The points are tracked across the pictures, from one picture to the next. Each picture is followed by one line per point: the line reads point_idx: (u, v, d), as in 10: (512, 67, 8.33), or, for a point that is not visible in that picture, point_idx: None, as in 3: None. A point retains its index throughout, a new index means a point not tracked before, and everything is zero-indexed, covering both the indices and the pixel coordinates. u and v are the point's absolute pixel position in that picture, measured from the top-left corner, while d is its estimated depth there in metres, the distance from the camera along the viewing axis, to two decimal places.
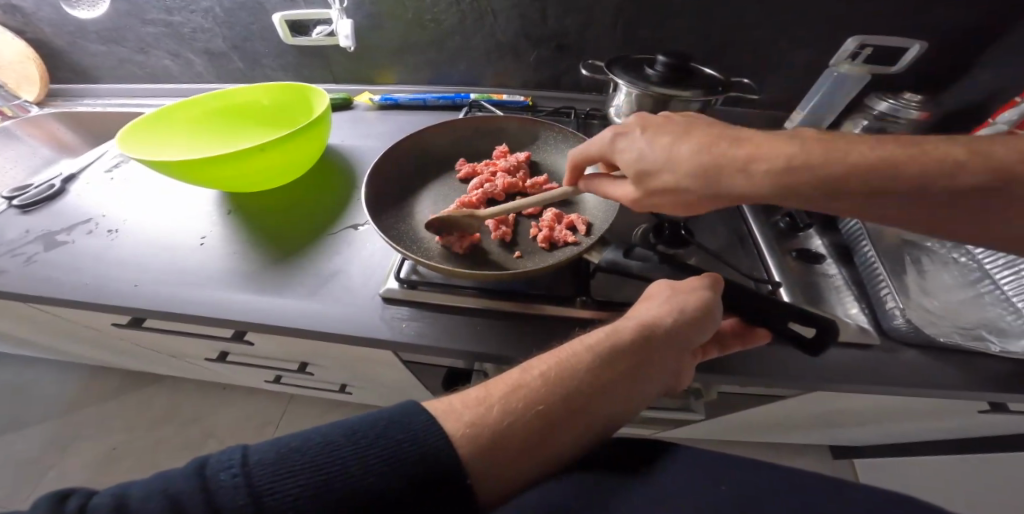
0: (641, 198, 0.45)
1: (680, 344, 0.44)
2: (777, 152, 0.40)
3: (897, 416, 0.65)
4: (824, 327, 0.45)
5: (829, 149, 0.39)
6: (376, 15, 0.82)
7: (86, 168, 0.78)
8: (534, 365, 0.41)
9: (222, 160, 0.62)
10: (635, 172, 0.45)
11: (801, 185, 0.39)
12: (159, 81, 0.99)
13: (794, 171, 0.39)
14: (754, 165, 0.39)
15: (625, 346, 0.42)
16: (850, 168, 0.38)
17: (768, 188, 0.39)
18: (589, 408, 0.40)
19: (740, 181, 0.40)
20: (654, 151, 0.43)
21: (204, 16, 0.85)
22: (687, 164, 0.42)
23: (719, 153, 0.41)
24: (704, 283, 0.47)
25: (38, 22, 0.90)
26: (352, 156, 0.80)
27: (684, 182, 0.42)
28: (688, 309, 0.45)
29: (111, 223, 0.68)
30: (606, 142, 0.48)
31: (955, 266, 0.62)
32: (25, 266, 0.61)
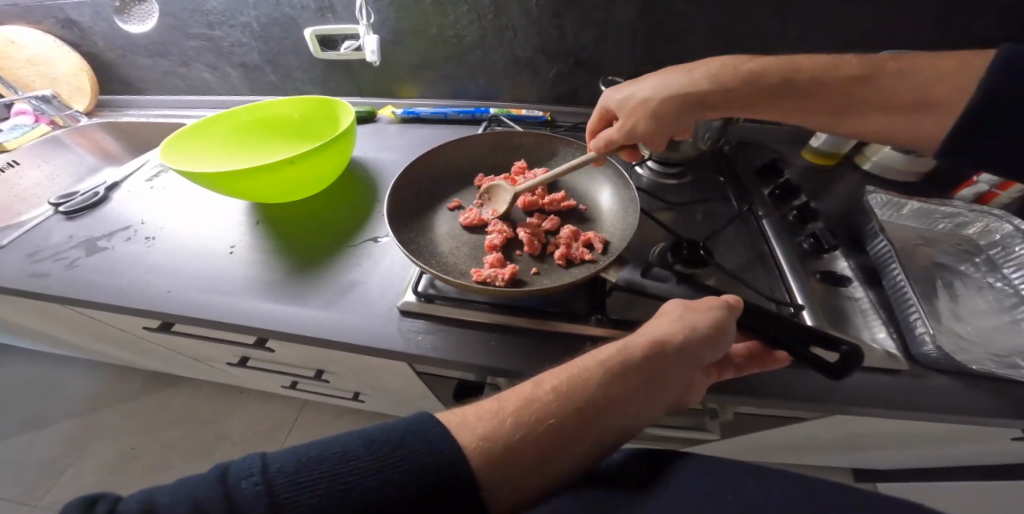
0: (623, 124, 0.58)
1: (695, 361, 0.43)
2: (733, 65, 0.50)
3: (922, 442, 0.62)
4: (849, 352, 0.43)
5: (751, 60, 0.50)
6: (402, 31, 0.84)
7: (128, 177, 0.83)
8: (547, 379, 0.41)
9: (254, 173, 0.64)
10: (621, 104, 0.58)
11: (731, 86, 0.50)
12: (198, 92, 1.04)
13: (725, 74, 0.50)
14: (697, 73, 0.52)
15: (637, 363, 0.42)
16: (764, 66, 0.48)
17: (706, 87, 0.51)
18: (600, 421, 0.39)
19: (683, 84, 0.52)
20: (631, 88, 0.58)
21: (241, 31, 0.89)
22: (652, 84, 0.55)
23: (673, 77, 0.54)
24: (719, 304, 0.46)
25: (93, 36, 0.96)
26: (374, 169, 0.82)
27: (648, 95, 0.55)
28: (703, 327, 0.44)
29: (148, 230, 0.71)
30: (602, 100, 0.62)
31: (989, 290, 0.59)
32: (68, 270, 0.64)
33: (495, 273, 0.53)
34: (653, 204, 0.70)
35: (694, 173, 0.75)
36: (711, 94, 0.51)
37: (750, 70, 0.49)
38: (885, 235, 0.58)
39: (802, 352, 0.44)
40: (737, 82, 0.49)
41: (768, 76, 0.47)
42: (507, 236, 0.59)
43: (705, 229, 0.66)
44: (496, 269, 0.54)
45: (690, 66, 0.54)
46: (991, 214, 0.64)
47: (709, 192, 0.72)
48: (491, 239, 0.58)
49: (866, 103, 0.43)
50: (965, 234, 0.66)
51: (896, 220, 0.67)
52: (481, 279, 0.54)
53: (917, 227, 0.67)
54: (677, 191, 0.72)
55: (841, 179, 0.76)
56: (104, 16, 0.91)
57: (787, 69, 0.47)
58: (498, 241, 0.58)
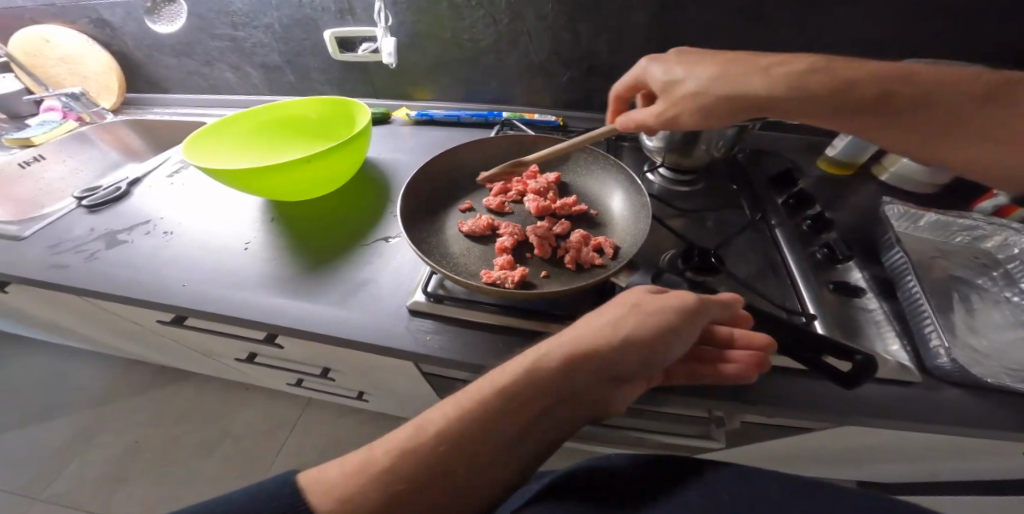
0: (663, 110, 0.55)
1: (611, 370, 0.40)
2: (812, 71, 0.47)
3: (932, 456, 0.61)
4: (863, 361, 0.43)
5: (838, 62, 0.47)
6: (419, 34, 0.85)
7: (150, 173, 0.85)
8: (450, 405, 0.39)
9: (271, 171, 0.66)
10: (663, 86, 0.56)
11: (816, 88, 0.46)
12: (219, 92, 1.06)
13: (811, 73, 0.47)
14: (777, 69, 0.49)
15: (544, 377, 0.39)
16: (864, 74, 0.45)
17: (785, 89, 0.48)
18: (537, 422, 0.39)
19: (756, 80, 0.49)
20: (679, 70, 0.54)
21: (263, 32, 0.91)
22: (710, 73, 0.52)
23: (737, 69, 0.50)
24: (679, 298, 0.43)
25: (123, 36, 0.98)
26: (388, 170, 0.83)
27: (706, 88, 0.51)
28: (619, 334, 0.40)
29: (167, 225, 0.72)
30: (640, 68, 0.60)
31: (1006, 304, 0.58)
32: (89, 262, 0.66)
33: (504, 275, 0.53)
34: (664, 211, 0.70)
35: (706, 181, 0.75)
36: (785, 99, 0.48)
37: (840, 80, 0.46)
38: (901, 246, 0.58)
39: (815, 358, 0.45)
40: (822, 85, 0.46)
41: (866, 83, 0.45)
42: (517, 239, 0.59)
43: (717, 237, 0.65)
44: (505, 271, 0.54)
45: (757, 58, 0.50)
46: (1009, 227, 0.63)
47: (721, 200, 0.71)
48: (501, 242, 0.58)
49: (957, 127, 0.43)
50: (982, 248, 0.64)
51: (912, 233, 0.66)
52: (489, 281, 0.53)
53: (933, 239, 0.66)
54: (689, 198, 0.72)
55: (855, 189, 0.75)
56: (134, 17, 0.94)
57: (888, 78, 0.44)
58: (508, 244, 0.57)
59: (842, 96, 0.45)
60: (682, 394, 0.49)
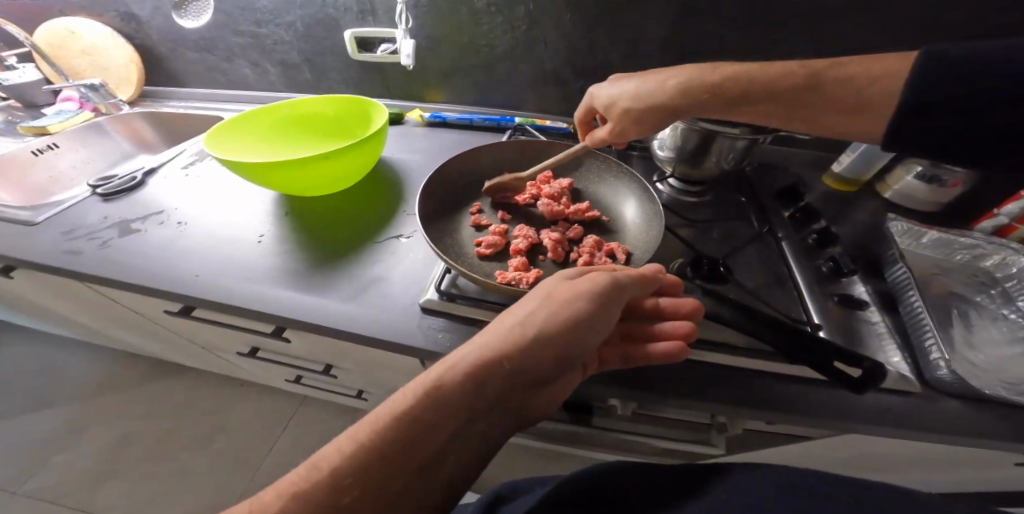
0: (613, 128, 0.61)
1: (538, 366, 0.40)
2: (706, 77, 0.54)
3: (924, 466, 0.62)
4: (870, 367, 0.47)
5: (716, 68, 0.54)
6: (438, 38, 0.86)
7: (164, 164, 0.85)
8: (365, 425, 0.35)
9: (287, 167, 0.67)
10: (606, 106, 0.62)
11: (699, 92, 0.54)
12: (235, 87, 1.08)
13: (693, 82, 0.54)
14: (672, 81, 0.55)
15: (469, 380, 0.37)
16: (728, 76, 0.53)
17: (687, 95, 0.55)
18: (464, 427, 0.37)
19: (662, 89, 0.56)
20: (614, 90, 0.61)
21: (285, 30, 0.93)
22: (634, 89, 0.58)
23: (652, 81, 0.57)
24: (591, 288, 0.42)
25: (148, 30, 0.99)
26: (401, 170, 0.84)
27: (631, 104, 0.58)
28: (545, 329, 0.40)
29: (180, 216, 0.73)
30: (590, 96, 0.65)
31: (1002, 321, 0.60)
32: (101, 249, 0.66)
33: (518, 278, 0.53)
34: (672, 219, 0.71)
35: (715, 193, 0.76)
36: (688, 104, 0.55)
37: (724, 75, 0.53)
38: (904, 262, 0.59)
39: (824, 362, 0.48)
40: (709, 88, 0.54)
41: (732, 82, 0.53)
42: (531, 242, 0.58)
43: (724, 247, 0.66)
44: (519, 273, 0.54)
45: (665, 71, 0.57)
46: (1008, 247, 0.64)
47: (730, 211, 0.72)
48: (517, 244, 0.57)
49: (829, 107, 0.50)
50: (981, 266, 0.65)
51: (914, 249, 0.67)
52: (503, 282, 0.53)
53: (935, 256, 0.67)
54: (697, 209, 0.73)
55: (857, 205, 0.77)
56: (161, 11, 0.95)
57: (762, 73, 0.52)
58: (523, 245, 0.57)
59: (738, 93, 0.53)
60: (689, 396, 0.50)
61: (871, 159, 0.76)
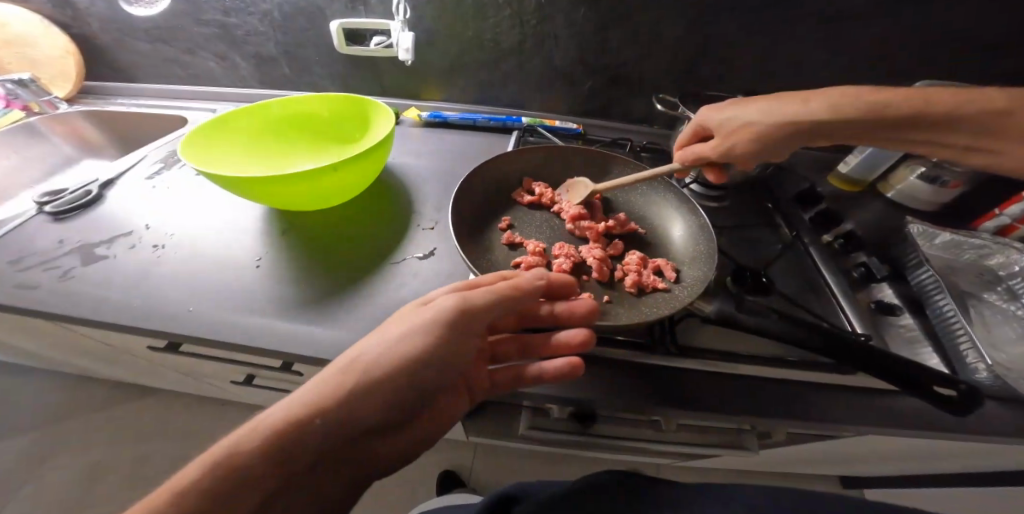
0: (728, 148, 0.57)
1: (395, 394, 0.37)
2: (847, 98, 0.51)
3: (940, 459, 0.64)
4: (966, 390, 0.46)
5: (867, 92, 0.50)
6: (438, 31, 0.80)
7: (124, 174, 0.74)
8: (181, 480, 0.30)
9: (290, 180, 0.59)
10: (721, 125, 0.58)
11: (860, 116, 0.50)
12: (197, 83, 0.96)
13: (847, 103, 0.50)
14: (815, 103, 0.52)
15: (314, 418, 0.33)
16: (891, 101, 0.49)
17: (827, 117, 0.51)
18: (308, 473, 0.33)
19: (799, 111, 0.52)
20: (736, 110, 0.56)
21: (259, 19, 0.83)
22: (765, 110, 0.54)
23: (789, 104, 0.53)
24: (443, 316, 0.39)
25: (89, 17, 0.86)
26: (406, 176, 0.77)
27: (760, 123, 0.54)
28: (399, 354, 0.37)
29: (155, 237, 0.63)
30: (698, 120, 0.61)
31: (1012, 318, 0.61)
32: (61, 281, 0.56)
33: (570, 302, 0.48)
34: None
35: (736, 197, 0.75)
36: (829, 127, 0.52)
37: (887, 100, 0.49)
38: (929, 264, 0.60)
39: (918, 384, 0.45)
40: (868, 108, 0.50)
41: (893, 107, 0.49)
42: (574, 261, 0.54)
43: (755, 254, 0.65)
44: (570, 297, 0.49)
45: (798, 96, 0.53)
46: (1011, 246, 0.66)
47: (754, 217, 0.72)
48: (560, 264, 0.52)
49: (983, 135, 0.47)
50: (986, 264, 0.68)
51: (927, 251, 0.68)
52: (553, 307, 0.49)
53: (944, 256, 0.68)
54: (721, 214, 0.72)
55: (862, 204, 0.79)
56: None
57: (925, 98, 0.48)
58: (566, 265, 0.53)
59: (882, 119, 0.49)
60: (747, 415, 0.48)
61: (876, 162, 0.78)
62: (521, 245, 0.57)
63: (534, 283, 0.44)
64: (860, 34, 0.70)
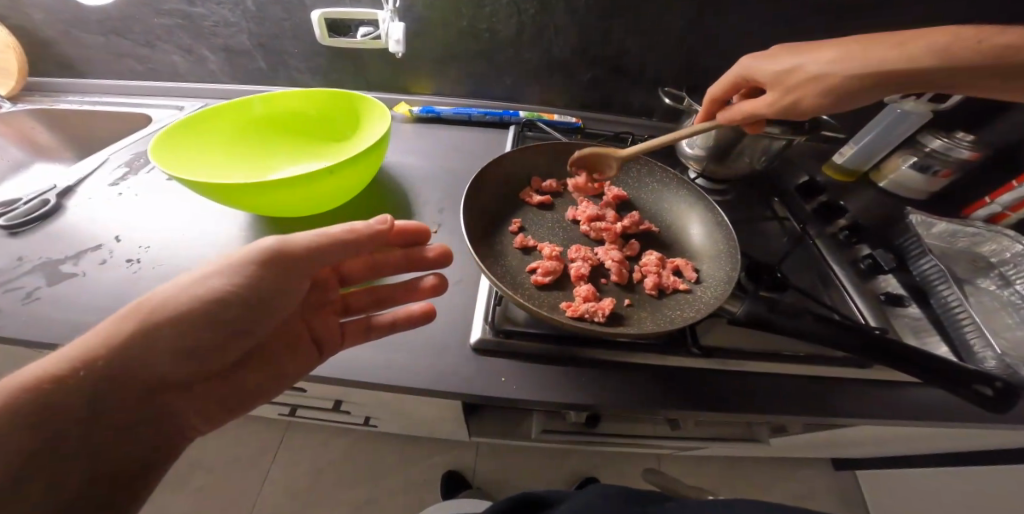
0: (778, 100, 0.51)
1: (224, 321, 0.41)
2: (902, 44, 0.45)
3: (941, 442, 0.65)
4: (1002, 387, 0.49)
5: (937, 35, 0.45)
6: (428, 21, 0.76)
7: (85, 181, 0.67)
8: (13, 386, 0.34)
9: (280, 184, 0.54)
10: (775, 76, 0.51)
11: (932, 57, 0.44)
12: (162, 79, 0.90)
13: (917, 49, 0.45)
14: (884, 47, 0.46)
15: (136, 339, 0.37)
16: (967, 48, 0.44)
17: (901, 65, 0.45)
18: (149, 387, 0.38)
19: (861, 59, 0.46)
20: (781, 62, 0.51)
21: (230, 9, 0.77)
22: (826, 56, 0.48)
23: (849, 53, 0.47)
24: (241, 259, 0.42)
25: (29, 9, 0.80)
26: (402, 175, 0.73)
27: (825, 70, 0.48)
28: (225, 287, 0.41)
29: (128, 250, 0.57)
30: (739, 68, 0.55)
31: (1006, 305, 0.63)
32: (25, 305, 0.50)
33: (593, 308, 0.46)
34: None
35: (741, 190, 0.75)
36: (897, 75, 0.46)
37: (955, 48, 0.44)
38: (932, 254, 0.61)
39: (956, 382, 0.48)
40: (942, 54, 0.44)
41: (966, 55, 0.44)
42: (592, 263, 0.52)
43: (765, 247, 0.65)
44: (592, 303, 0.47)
45: (860, 41, 0.47)
46: (1004, 234, 0.66)
47: (760, 210, 0.71)
48: (579, 268, 0.50)
49: None
50: (978, 252, 0.69)
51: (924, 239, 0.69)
52: (576, 314, 0.46)
53: (939, 245, 0.70)
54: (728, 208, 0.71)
55: (859, 194, 0.81)
56: None
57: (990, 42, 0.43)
58: (584, 268, 0.50)
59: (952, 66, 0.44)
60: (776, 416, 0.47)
61: (868, 151, 0.79)
62: (536, 248, 0.54)
63: (378, 227, 0.47)
64: (852, 26, 0.70)
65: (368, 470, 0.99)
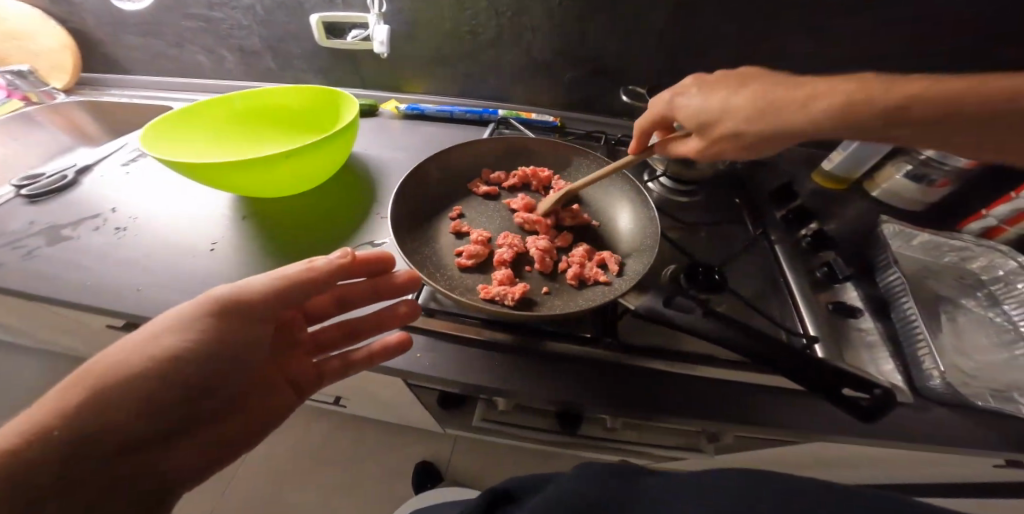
0: (702, 147, 0.50)
1: (192, 376, 0.38)
2: (834, 95, 0.41)
3: (910, 469, 0.61)
4: (882, 395, 0.44)
5: (874, 85, 0.41)
6: (414, 23, 0.80)
7: (102, 160, 0.76)
8: None
9: (247, 167, 0.60)
10: (698, 123, 0.50)
11: (863, 118, 0.40)
12: (190, 75, 1.00)
13: (852, 107, 0.41)
14: (815, 104, 0.42)
15: (95, 408, 0.35)
16: (908, 97, 0.40)
17: (829, 121, 0.42)
18: (118, 459, 0.35)
19: (790, 116, 0.43)
20: (710, 103, 0.48)
21: (243, 13, 0.85)
22: (745, 103, 0.46)
23: (775, 97, 0.44)
24: (194, 311, 0.39)
25: (84, 13, 0.91)
26: (375, 166, 0.78)
27: (744, 125, 0.46)
28: (183, 343, 0.38)
29: (119, 220, 0.65)
30: (665, 103, 0.53)
31: (988, 324, 0.58)
32: (25, 260, 0.58)
33: (506, 292, 0.49)
34: (665, 221, 0.67)
35: (709, 192, 0.73)
36: (827, 132, 0.42)
37: (900, 97, 0.40)
38: (898, 267, 0.57)
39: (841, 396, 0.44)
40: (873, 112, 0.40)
41: (914, 105, 0.40)
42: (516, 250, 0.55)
43: (719, 251, 0.64)
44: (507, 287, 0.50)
45: (785, 93, 0.44)
46: (996, 250, 0.61)
47: (725, 213, 0.70)
48: (501, 254, 0.53)
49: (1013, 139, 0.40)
50: (969, 269, 0.63)
51: (904, 251, 0.65)
52: (490, 296, 0.50)
53: (923, 259, 0.65)
54: (691, 210, 0.70)
55: (849, 203, 0.76)
56: None
57: (937, 106, 0.39)
58: (508, 254, 0.54)
59: (888, 120, 0.40)
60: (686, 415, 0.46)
61: (859, 158, 0.75)
62: (467, 234, 0.59)
63: (339, 261, 0.45)
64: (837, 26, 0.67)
65: (347, 450, 1.03)
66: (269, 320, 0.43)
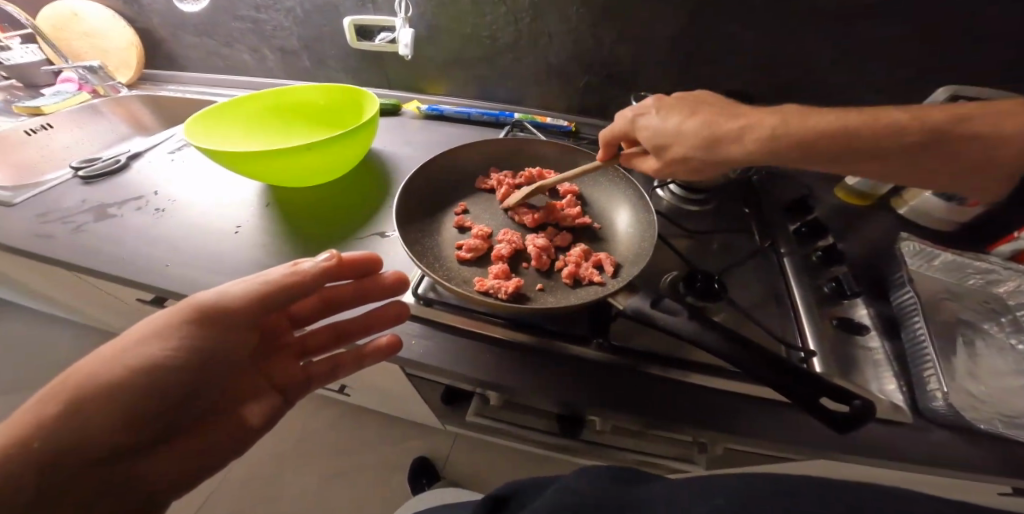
0: (659, 168, 0.53)
1: (174, 383, 0.41)
2: (767, 123, 0.44)
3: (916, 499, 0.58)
4: (860, 407, 0.39)
5: (801, 117, 0.44)
6: (438, 27, 0.83)
7: (151, 148, 0.83)
8: None
9: (270, 157, 0.64)
10: (654, 144, 0.52)
11: (786, 147, 0.43)
12: (235, 73, 1.07)
13: (778, 140, 0.43)
14: (752, 136, 0.45)
15: (82, 417, 0.37)
16: (831, 130, 0.42)
17: (760, 152, 0.44)
18: (109, 463, 0.37)
19: (730, 148, 0.46)
20: (668, 124, 0.50)
21: (284, 15, 0.91)
22: (691, 135, 0.48)
23: (719, 127, 0.47)
24: (172, 318, 0.41)
25: (151, 14, 1.00)
26: (392, 162, 0.81)
27: (691, 152, 0.48)
28: (164, 353, 0.40)
29: (159, 202, 0.71)
30: (625, 122, 0.55)
31: (1008, 351, 0.55)
32: (75, 233, 0.65)
33: (499, 285, 0.51)
34: (672, 229, 0.67)
35: (720, 201, 0.73)
36: (762, 160, 0.45)
37: (829, 126, 0.42)
38: (911, 286, 0.55)
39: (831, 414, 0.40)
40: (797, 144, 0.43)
41: (835, 136, 0.42)
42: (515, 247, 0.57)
43: (723, 260, 0.63)
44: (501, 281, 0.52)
45: (719, 119, 0.47)
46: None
47: (734, 223, 0.69)
48: (499, 249, 0.55)
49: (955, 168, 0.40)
50: (995, 293, 0.60)
51: (926, 272, 0.61)
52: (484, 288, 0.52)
53: (945, 281, 0.61)
54: (699, 218, 0.70)
55: (869, 220, 0.73)
56: None
57: (876, 133, 0.41)
58: (506, 250, 0.56)
59: (817, 153, 0.42)
60: (669, 419, 0.47)
61: None
62: (469, 229, 0.61)
63: (323, 265, 0.46)
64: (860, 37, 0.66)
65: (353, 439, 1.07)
66: (249, 327, 0.45)
